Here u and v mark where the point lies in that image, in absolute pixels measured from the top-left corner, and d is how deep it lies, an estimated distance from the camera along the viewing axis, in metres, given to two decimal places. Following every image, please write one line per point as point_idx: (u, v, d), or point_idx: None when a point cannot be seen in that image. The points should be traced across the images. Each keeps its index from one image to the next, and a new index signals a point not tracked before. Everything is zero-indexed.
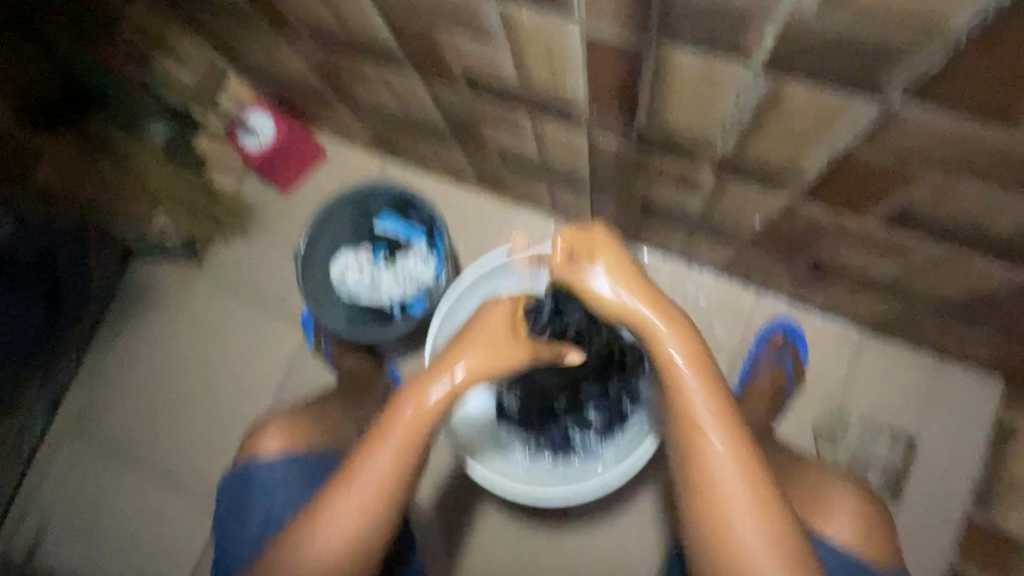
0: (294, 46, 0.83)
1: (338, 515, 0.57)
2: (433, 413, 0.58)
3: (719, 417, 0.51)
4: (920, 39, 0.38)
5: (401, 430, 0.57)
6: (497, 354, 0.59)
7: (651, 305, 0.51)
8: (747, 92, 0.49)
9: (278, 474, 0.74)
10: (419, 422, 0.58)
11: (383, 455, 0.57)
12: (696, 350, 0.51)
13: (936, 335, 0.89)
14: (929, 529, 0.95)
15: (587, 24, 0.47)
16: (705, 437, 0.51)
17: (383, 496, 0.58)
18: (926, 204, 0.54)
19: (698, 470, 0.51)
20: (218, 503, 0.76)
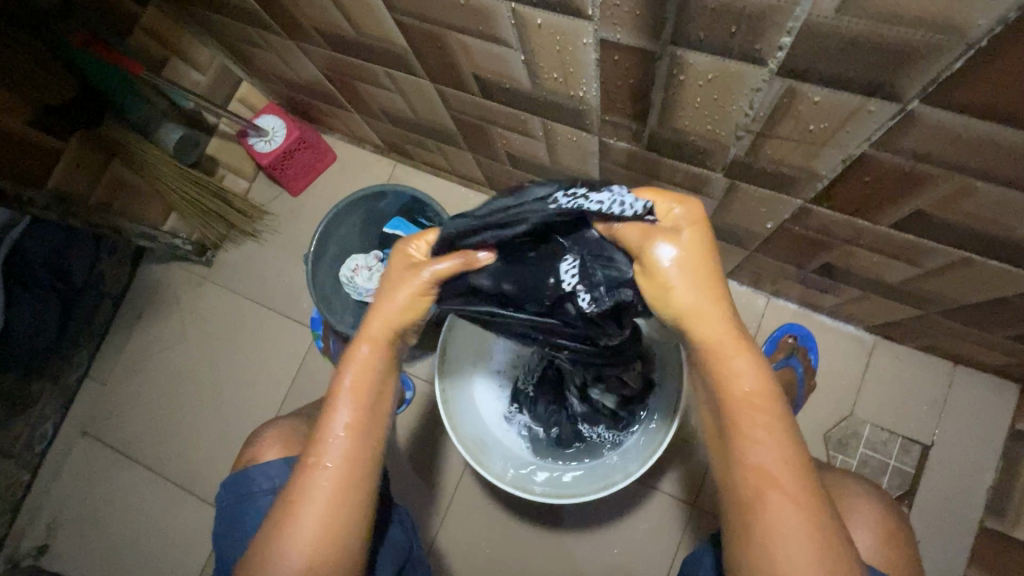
0: (306, 48, 0.83)
1: (310, 497, 0.53)
2: (371, 370, 0.55)
3: (793, 471, 0.47)
4: (943, 44, 0.36)
5: (347, 394, 0.54)
6: (398, 289, 0.55)
7: (728, 328, 0.48)
8: (762, 98, 0.48)
9: (279, 480, 0.69)
10: (363, 380, 0.54)
11: (339, 421, 0.54)
12: (768, 387, 0.48)
13: (950, 342, 0.88)
14: (945, 541, 0.92)
15: (601, 23, 0.47)
16: (774, 494, 0.47)
17: (350, 460, 0.54)
18: (941, 209, 0.53)
19: (765, 531, 0.47)
20: (218, 505, 0.72)
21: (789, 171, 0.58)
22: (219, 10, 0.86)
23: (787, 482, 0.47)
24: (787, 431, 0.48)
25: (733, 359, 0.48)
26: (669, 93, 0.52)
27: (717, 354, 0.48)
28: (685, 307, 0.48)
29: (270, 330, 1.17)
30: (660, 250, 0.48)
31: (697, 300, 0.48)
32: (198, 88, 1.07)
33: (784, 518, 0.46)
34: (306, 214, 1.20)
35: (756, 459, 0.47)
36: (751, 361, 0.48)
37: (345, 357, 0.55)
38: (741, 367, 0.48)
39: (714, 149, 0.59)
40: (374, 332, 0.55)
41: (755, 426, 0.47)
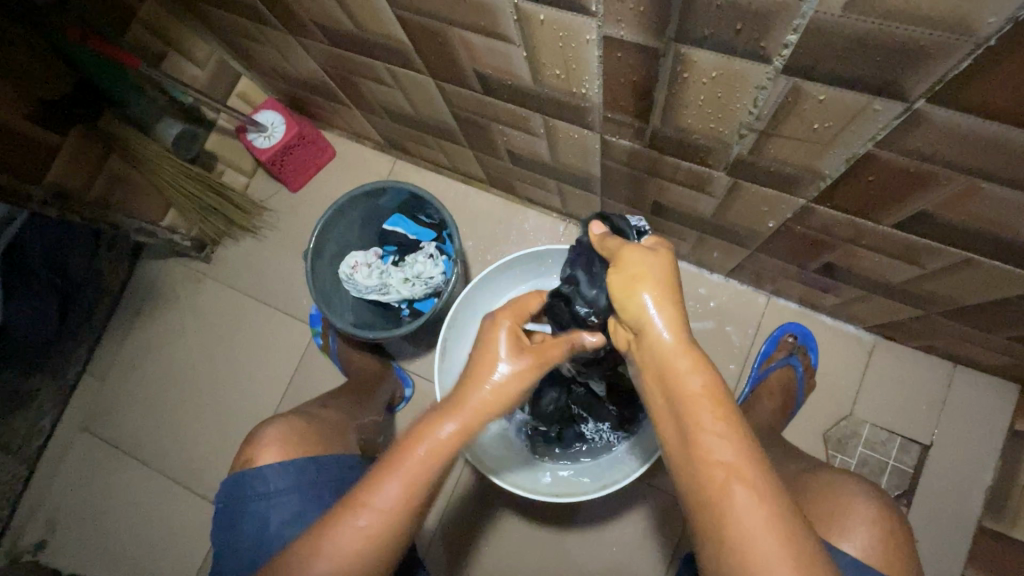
0: (306, 43, 0.83)
1: (337, 553, 0.50)
2: (444, 450, 0.52)
3: (755, 464, 0.43)
4: (951, 43, 0.36)
5: (413, 463, 0.52)
6: (501, 367, 0.56)
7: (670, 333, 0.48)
8: (767, 97, 0.47)
9: (277, 483, 0.69)
10: (428, 454, 0.52)
11: (390, 488, 0.51)
12: (717, 384, 0.46)
13: (951, 342, 0.88)
14: (944, 540, 0.93)
15: (605, 20, 0.46)
16: (739, 489, 0.42)
17: (387, 531, 0.51)
18: (945, 209, 0.53)
19: (734, 533, 0.42)
20: (216, 511, 0.71)
21: (792, 171, 0.57)
22: (219, 5, 0.85)
23: (750, 474, 0.43)
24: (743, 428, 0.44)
25: (681, 359, 0.47)
26: (672, 91, 0.52)
27: (664, 359, 0.48)
28: (643, 308, 0.50)
29: (269, 328, 1.17)
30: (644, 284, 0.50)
31: (653, 305, 0.49)
32: (197, 83, 1.06)
33: (750, 515, 0.42)
34: (305, 211, 1.20)
35: (713, 454, 0.44)
36: (699, 364, 0.47)
37: (425, 423, 0.53)
38: (687, 366, 0.47)
39: (716, 148, 0.59)
40: (463, 404, 0.54)
41: (707, 421, 0.44)
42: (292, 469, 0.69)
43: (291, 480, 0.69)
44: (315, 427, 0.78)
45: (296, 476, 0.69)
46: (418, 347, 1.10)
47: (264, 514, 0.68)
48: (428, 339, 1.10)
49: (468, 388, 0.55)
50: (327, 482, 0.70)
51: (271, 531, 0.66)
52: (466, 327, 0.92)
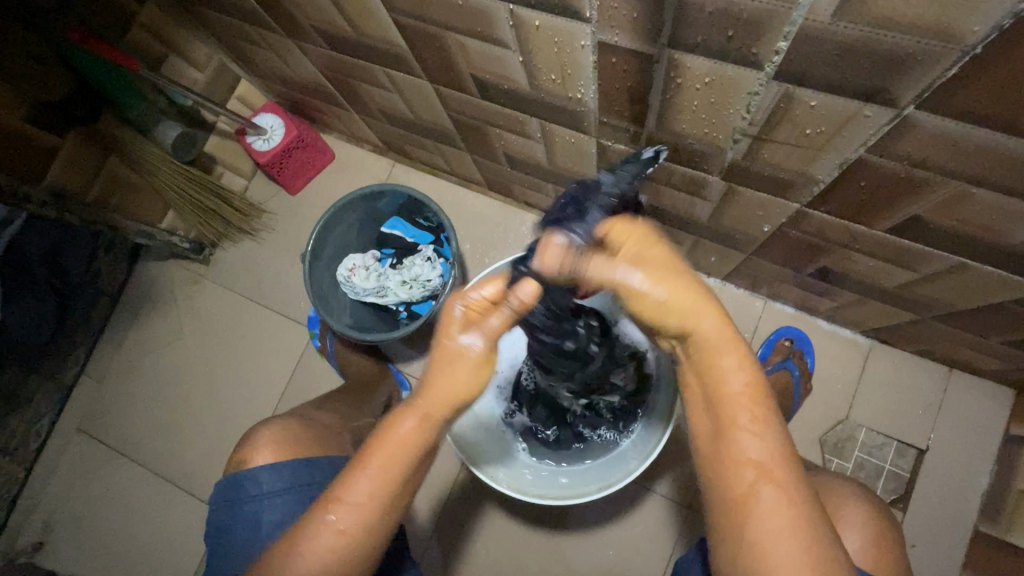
0: (305, 47, 0.83)
1: (313, 549, 0.52)
2: (411, 442, 0.52)
3: (786, 467, 0.47)
4: (939, 49, 0.36)
5: (382, 456, 0.52)
6: (458, 350, 0.52)
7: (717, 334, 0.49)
8: (760, 102, 0.48)
9: (271, 485, 0.69)
10: (395, 449, 0.52)
11: (360, 484, 0.52)
12: (759, 382, 0.49)
13: (946, 347, 0.88)
14: (940, 545, 0.93)
15: (599, 26, 0.47)
16: (769, 488, 0.46)
17: (361, 527, 0.52)
18: (938, 214, 0.53)
19: (766, 529, 0.45)
20: (210, 513, 0.72)
21: (786, 175, 0.58)
22: (218, 8, 0.86)
23: (783, 475, 0.47)
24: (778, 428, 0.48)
25: (726, 349, 0.49)
26: (666, 96, 0.52)
27: (710, 352, 0.49)
28: (671, 309, 0.50)
29: (267, 330, 1.17)
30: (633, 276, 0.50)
31: (683, 305, 0.49)
32: (197, 85, 1.07)
33: (782, 512, 0.46)
34: (304, 214, 1.20)
35: (750, 453, 0.47)
36: (744, 359, 0.49)
37: (391, 417, 0.52)
38: (734, 357, 0.49)
39: (711, 153, 0.59)
40: (428, 399, 0.52)
41: (748, 417, 0.48)
42: (285, 471, 0.69)
43: (285, 482, 0.69)
44: (311, 429, 0.78)
45: (289, 477, 0.69)
46: (415, 350, 1.10)
47: (258, 516, 0.68)
48: (425, 342, 1.10)
49: (433, 376, 0.52)
50: (321, 483, 0.70)
51: (264, 532, 0.66)
52: None
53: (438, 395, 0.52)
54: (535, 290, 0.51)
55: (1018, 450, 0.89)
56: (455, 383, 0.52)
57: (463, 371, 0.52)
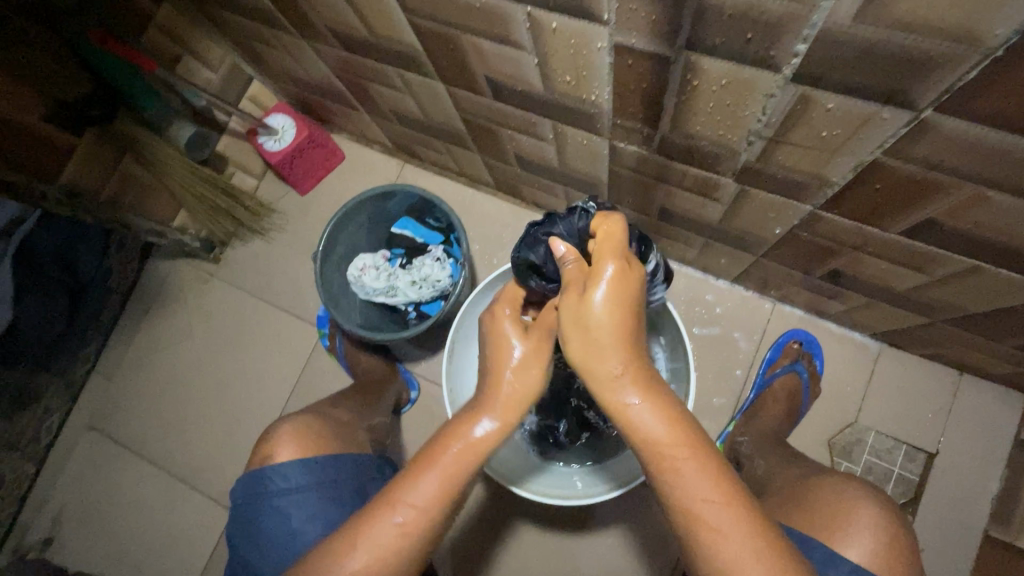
0: (318, 48, 0.84)
1: (370, 547, 0.50)
2: (482, 445, 0.53)
3: (726, 509, 0.46)
4: (959, 50, 0.37)
5: (453, 458, 0.52)
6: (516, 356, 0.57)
7: (630, 385, 0.49)
8: (776, 105, 0.48)
9: (296, 480, 0.69)
10: (466, 449, 0.53)
11: (427, 484, 0.51)
12: (677, 426, 0.48)
13: (957, 350, 0.88)
14: (951, 550, 0.92)
15: (616, 28, 0.47)
16: (711, 533, 0.46)
17: (423, 530, 0.51)
18: (952, 217, 0.53)
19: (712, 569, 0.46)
20: (233, 504, 0.72)
21: (800, 177, 0.58)
22: (233, 9, 0.87)
23: (718, 518, 0.46)
24: (710, 473, 0.47)
25: (630, 398, 0.48)
26: (682, 98, 0.53)
27: (614, 395, 0.49)
28: (587, 350, 0.50)
29: (276, 328, 1.18)
30: (579, 295, 0.51)
31: (603, 345, 0.49)
32: (210, 85, 1.07)
33: (721, 555, 0.46)
34: (314, 213, 1.21)
35: (678, 497, 0.47)
36: (655, 403, 0.48)
37: (460, 421, 0.54)
38: (638, 402, 0.48)
39: (724, 154, 0.59)
40: (500, 400, 0.55)
41: (661, 464, 0.47)
42: (313, 467, 0.70)
43: (312, 477, 0.69)
44: (322, 427, 0.78)
45: (315, 474, 0.69)
46: (424, 349, 1.11)
47: (281, 511, 0.67)
48: (433, 342, 1.11)
49: (497, 380, 0.56)
50: (345, 482, 0.71)
51: (289, 529, 0.66)
52: (472, 330, 0.92)
53: (505, 397, 0.55)
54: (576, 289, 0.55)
55: None
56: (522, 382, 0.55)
57: (529, 370, 0.56)
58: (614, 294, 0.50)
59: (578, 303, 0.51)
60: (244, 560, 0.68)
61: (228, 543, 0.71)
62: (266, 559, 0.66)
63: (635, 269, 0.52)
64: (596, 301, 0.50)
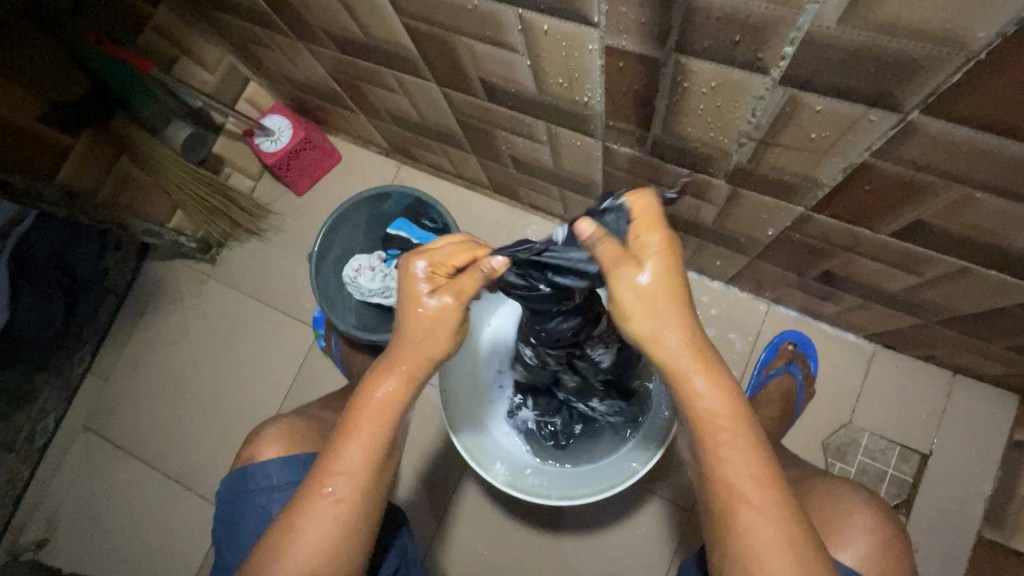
0: (314, 50, 0.84)
1: (312, 521, 0.51)
2: (393, 404, 0.53)
3: (763, 488, 0.47)
4: (943, 53, 0.37)
5: (370, 419, 0.52)
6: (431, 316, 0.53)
7: (690, 358, 0.47)
8: (765, 106, 0.48)
9: (279, 478, 0.69)
10: (378, 411, 0.52)
11: (349, 454, 0.52)
12: (733, 403, 0.48)
13: (950, 351, 0.88)
14: (944, 550, 0.92)
15: (607, 30, 0.47)
16: (745, 508, 0.47)
17: (359, 496, 0.52)
18: (942, 218, 0.54)
19: (738, 544, 0.47)
20: (219, 504, 0.72)
21: (790, 178, 0.58)
22: (229, 11, 0.87)
23: (759, 496, 0.47)
24: (756, 452, 0.47)
25: (690, 376, 0.48)
26: (674, 99, 0.53)
27: (677, 373, 0.48)
28: (644, 325, 0.48)
29: (272, 328, 1.18)
30: (625, 273, 0.48)
31: (656, 320, 0.48)
32: (207, 86, 1.08)
33: (756, 533, 0.46)
34: (310, 214, 1.21)
35: (722, 474, 0.48)
36: (715, 380, 0.48)
37: (369, 382, 0.53)
38: (701, 378, 0.47)
39: (716, 155, 0.60)
40: (404, 359, 0.53)
41: (721, 442, 0.47)
42: (294, 463, 0.70)
43: (294, 474, 0.69)
44: (316, 427, 0.78)
45: (296, 471, 0.70)
46: None
47: (265, 507, 0.68)
48: None
49: (402, 341, 0.54)
50: None
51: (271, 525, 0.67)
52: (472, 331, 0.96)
53: (414, 352, 0.53)
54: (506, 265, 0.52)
55: (1022, 455, 0.89)
56: (427, 344, 0.53)
57: (436, 333, 0.53)
58: (664, 264, 0.48)
59: (624, 274, 0.48)
60: (230, 559, 0.68)
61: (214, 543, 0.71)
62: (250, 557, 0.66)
63: (677, 252, 0.49)
64: (636, 284, 0.48)
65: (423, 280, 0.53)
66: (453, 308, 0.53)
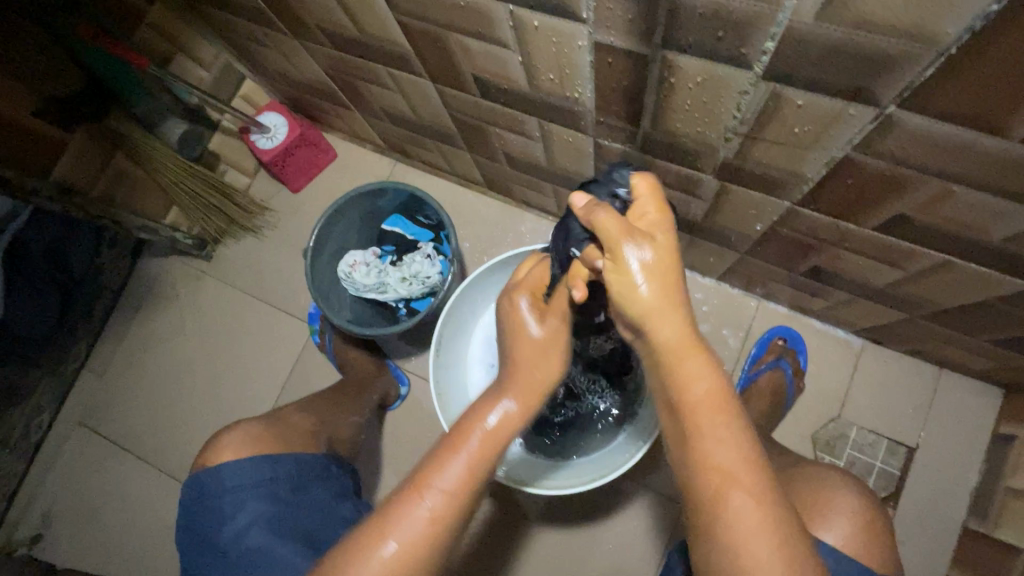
0: (309, 46, 0.85)
1: (403, 530, 0.49)
2: (508, 430, 0.54)
3: (751, 470, 0.46)
4: (915, 49, 0.38)
5: (479, 437, 0.53)
6: (538, 340, 0.59)
7: (686, 342, 0.48)
8: (750, 101, 0.49)
9: (240, 479, 0.70)
10: (494, 433, 0.53)
11: (455, 469, 0.51)
12: (721, 387, 0.48)
13: (935, 346, 0.89)
14: (929, 541, 0.94)
15: (595, 26, 0.49)
16: (736, 492, 0.45)
17: (452, 514, 0.50)
18: (921, 211, 0.55)
19: (727, 532, 0.45)
20: (182, 507, 0.73)
21: (776, 173, 0.59)
22: (225, 8, 0.88)
23: (749, 479, 0.46)
24: (744, 434, 0.47)
25: (686, 359, 0.48)
26: (661, 95, 0.54)
27: (672, 356, 0.48)
28: (647, 308, 0.48)
29: (267, 324, 1.19)
30: (632, 253, 0.47)
31: (657, 303, 0.47)
32: (204, 84, 1.09)
33: (751, 518, 0.44)
34: (306, 211, 1.22)
35: (710, 458, 0.46)
36: (708, 364, 0.48)
37: (483, 404, 0.56)
38: (697, 361, 0.48)
39: (704, 151, 0.61)
40: (518, 386, 0.57)
41: (711, 427, 0.47)
42: (249, 464, 0.71)
43: (253, 476, 0.71)
44: None
45: (252, 473, 0.71)
46: (414, 346, 1.12)
47: (226, 509, 0.69)
48: (424, 338, 1.12)
49: (515, 369, 0.59)
50: (283, 480, 0.72)
51: (230, 530, 0.68)
52: (466, 322, 0.95)
53: (529, 379, 0.58)
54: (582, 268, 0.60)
55: (1006, 448, 0.91)
56: (541, 369, 0.58)
57: (547, 359, 0.59)
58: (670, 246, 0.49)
59: (628, 252, 0.47)
60: (194, 562, 0.70)
61: (179, 543, 0.73)
62: (213, 559, 0.68)
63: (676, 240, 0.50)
64: (641, 264, 0.47)
65: (527, 312, 0.61)
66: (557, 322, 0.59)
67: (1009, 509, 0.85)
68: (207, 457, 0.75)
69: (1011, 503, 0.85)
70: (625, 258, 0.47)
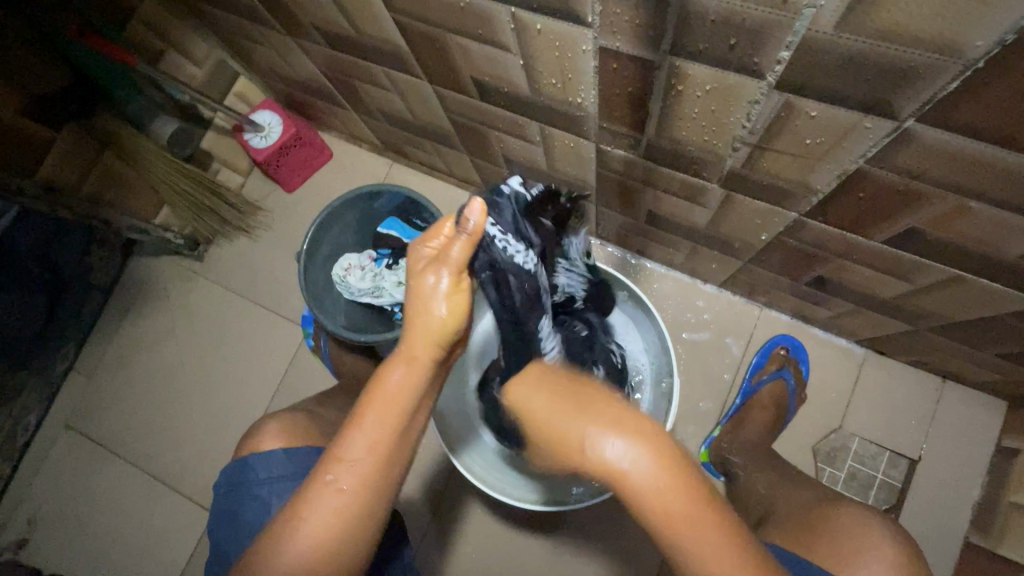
0: (304, 45, 0.83)
1: (316, 513, 0.49)
2: (406, 391, 0.50)
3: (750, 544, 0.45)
4: (940, 60, 0.36)
5: (377, 409, 0.50)
6: (429, 291, 0.51)
7: (608, 455, 0.45)
8: (761, 111, 0.48)
9: (279, 470, 0.69)
10: (391, 399, 0.50)
11: (359, 440, 0.49)
12: (675, 482, 0.44)
13: (940, 358, 0.88)
14: (930, 554, 0.93)
15: (601, 32, 0.46)
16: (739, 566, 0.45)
17: (364, 485, 0.50)
18: (934, 227, 0.53)
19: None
20: (216, 495, 0.72)
21: (785, 185, 0.58)
22: (217, 4, 0.86)
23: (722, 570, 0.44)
24: (726, 539, 0.44)
25: (618, 465, 0.45)
26: (667, 102, 0.52)
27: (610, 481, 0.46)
28: (568, 444, 0.47)
29: (261, 327, 1.16)
30: (535, 413, 0.52)
31: (567, 436, 0.48)
32: (196, 81, 1.06)
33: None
34: (301, 212, 1.20)
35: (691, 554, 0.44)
36: (650, 469, 0.44)
37: (382, 369, 0.51)
38: (629, 464, 0.44)
39: (711, 160, 0.59)
40: (411, 351, 0.51)
41: (679, 530, 0.44)
42: (295, 456, 0.70)
43: (292, 467, 0.69)
44: (305, 430, 0.78)
45: (295, 465, 0.69)
46: None
47: (260, 505, 0.68)
48: None
49: (411, 326, 0.51)
50: None
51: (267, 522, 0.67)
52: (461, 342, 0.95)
53: (420, 337, 0.51)
54: (481, 215, 0.50)
55: (1010, 462, 0.89)
56: (434, 326, 0.51)
57: (454, 306, 0.51)
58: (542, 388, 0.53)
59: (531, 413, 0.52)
60: (220, 554, 0.68)
61: (208, 532, 0.71)
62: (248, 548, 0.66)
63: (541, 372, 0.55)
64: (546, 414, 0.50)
65: (425, 262, 0.53)
66: (448, 272, 0.51)
67: (1013, 525, 0.84)
68: (231, 457, 0.74)
69: (1014, 518, 0.84)
70: (525, 403, 0.54)
